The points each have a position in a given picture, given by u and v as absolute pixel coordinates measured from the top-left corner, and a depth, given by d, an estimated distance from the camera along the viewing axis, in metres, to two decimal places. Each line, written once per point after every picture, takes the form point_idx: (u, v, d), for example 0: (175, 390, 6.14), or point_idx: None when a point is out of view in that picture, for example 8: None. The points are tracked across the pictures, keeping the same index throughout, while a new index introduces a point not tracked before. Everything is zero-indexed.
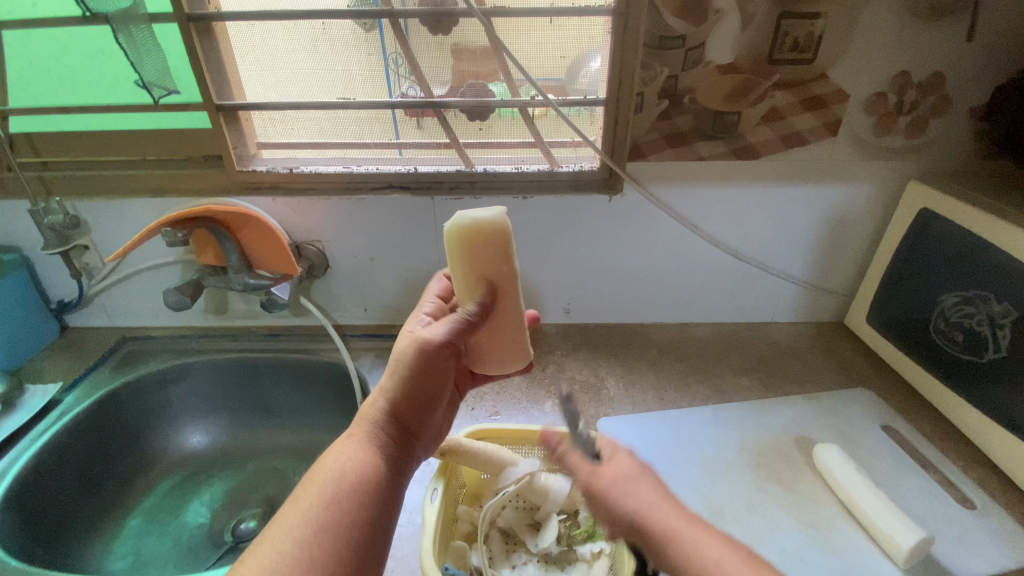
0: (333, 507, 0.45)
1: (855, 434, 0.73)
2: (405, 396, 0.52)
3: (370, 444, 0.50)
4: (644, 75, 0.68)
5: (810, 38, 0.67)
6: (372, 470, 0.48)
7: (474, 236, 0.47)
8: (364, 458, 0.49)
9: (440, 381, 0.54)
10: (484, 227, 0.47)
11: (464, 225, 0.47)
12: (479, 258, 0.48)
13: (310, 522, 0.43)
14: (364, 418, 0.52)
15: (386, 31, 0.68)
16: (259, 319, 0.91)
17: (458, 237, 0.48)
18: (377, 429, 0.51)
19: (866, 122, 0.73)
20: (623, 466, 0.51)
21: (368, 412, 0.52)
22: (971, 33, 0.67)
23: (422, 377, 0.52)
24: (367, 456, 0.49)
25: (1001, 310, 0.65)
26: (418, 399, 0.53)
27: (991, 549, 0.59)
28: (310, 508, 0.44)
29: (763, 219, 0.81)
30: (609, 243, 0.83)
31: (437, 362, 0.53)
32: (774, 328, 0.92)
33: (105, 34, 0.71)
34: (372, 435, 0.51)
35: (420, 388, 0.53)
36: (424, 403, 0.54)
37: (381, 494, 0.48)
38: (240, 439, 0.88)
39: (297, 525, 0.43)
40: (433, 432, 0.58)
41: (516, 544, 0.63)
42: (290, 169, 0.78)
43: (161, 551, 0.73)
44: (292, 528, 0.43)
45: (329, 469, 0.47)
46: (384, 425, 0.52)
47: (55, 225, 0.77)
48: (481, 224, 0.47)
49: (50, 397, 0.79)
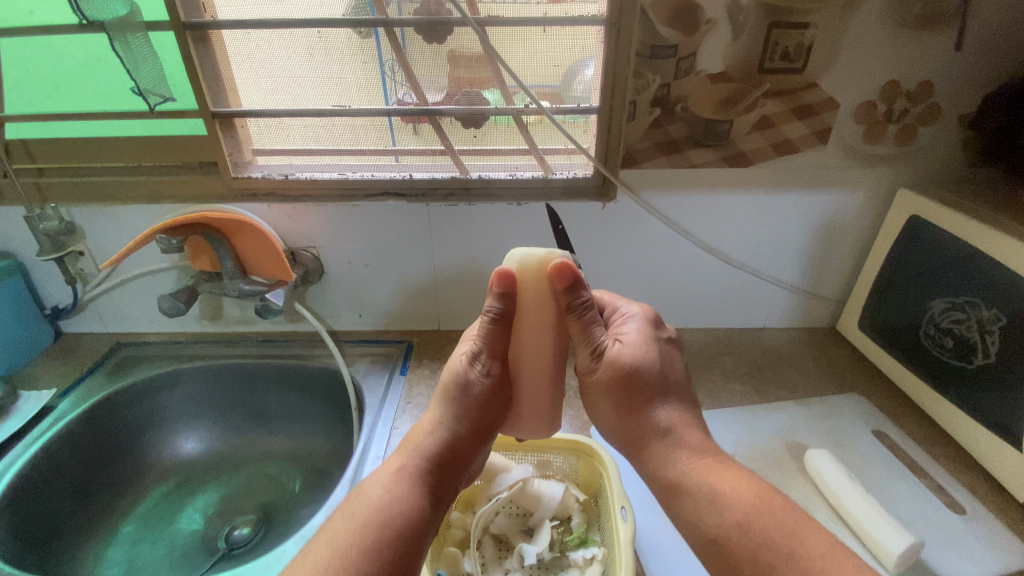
0: (367, 550, 0.44)
1: (847, 439, 0.74)
2: (452, 427, 0.54)
3: (413, 480, 0.50)
4: (636, 84, 0.69)
5: (800, 48, 0.68)
6: (413, 509, 0.48)
7: (512, 265, 0.50)
8: (408, 493, 0.49)
9: (488, 416, 0.55)
10: (530, 261, 0.50)
11: (520, 256, 0.51)
12: (523, 291, 0.50)
13: (343, 557, 0.43)
14: (414, 448, 0.53)
15: (382, 39, 0.69)
16: (255, 324, 0.91)
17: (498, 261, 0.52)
18: (423, 460, 0.52)
19: (856, 131, 0.74)
20: (630, 345, 0.53)
21: (419, 443, 0.54)
22: (959, 43, 0.68)
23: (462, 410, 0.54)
24: (408, 497, 0.48)
25: (990, 316, 0.66)
26: (466, 436, 0.54)
27: (981, 553, 0.59)
28: (341, 543, 0.45)
29: (755, 227, 0.81)
30: (603, 250, 0.83)
31: (482, 397, 0.53)
32: (767, 334, 0.92)
33: (101, 41, 0.71)
34: (417, 480, 0.50)
35: (467, 424, 0.54)
36: (469, 439, 0.54)
37: (419, 539, 0.47)
38: (235, 446, 0.88)
39: (329, 562, 0.43)
40: (476, 467, 0.59)
41: (508, 551, 0.63)
42: (285, 176, 0.78)
43: (155, 557, 0.73)
44: (323, 567, 0.43)
45: (368, 502, 0.48)
46: (432, 457, 0.53)
47: (50, 230, 0.77)
48: (529, 260, 0.50)
49: (44, 402, 0.79)
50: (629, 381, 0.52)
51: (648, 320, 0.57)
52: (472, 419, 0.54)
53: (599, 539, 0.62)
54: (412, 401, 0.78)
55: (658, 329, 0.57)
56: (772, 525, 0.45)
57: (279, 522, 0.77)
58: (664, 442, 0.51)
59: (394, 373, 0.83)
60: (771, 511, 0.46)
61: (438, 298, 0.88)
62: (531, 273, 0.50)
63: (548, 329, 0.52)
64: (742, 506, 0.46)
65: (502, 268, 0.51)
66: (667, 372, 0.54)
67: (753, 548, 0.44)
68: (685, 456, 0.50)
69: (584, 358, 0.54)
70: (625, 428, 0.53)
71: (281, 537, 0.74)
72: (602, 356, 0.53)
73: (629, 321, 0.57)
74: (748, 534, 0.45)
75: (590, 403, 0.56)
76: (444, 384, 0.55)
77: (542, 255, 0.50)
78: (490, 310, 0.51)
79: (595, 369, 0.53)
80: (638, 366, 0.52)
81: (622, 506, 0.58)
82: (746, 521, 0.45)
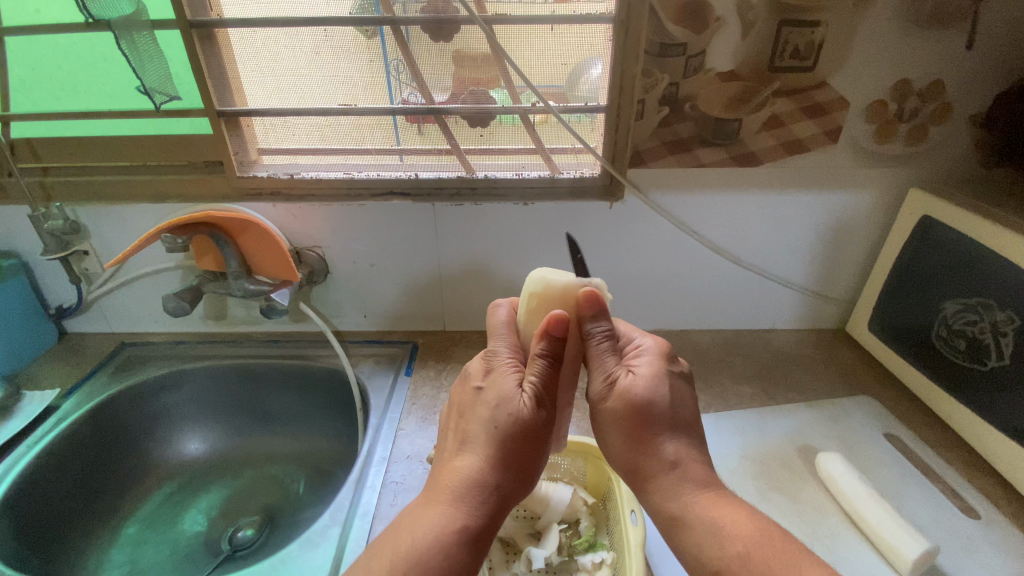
0: None
1: (859, 442, 0.73)
2: (502, 473, 0.47)
3: (461, 539, 0.44)
4: (644, 82, 0.68)
5: (811, 46, 0.67)
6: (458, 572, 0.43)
7: (552, 289, 0.52)
8: (457, 555, 0.44)
9: (538, 458, 0.50)
10: (576, 287, 0.53)
11: (566, 283, 0.52)
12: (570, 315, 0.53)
13: None
14: (461, 497, 0.46)
15: (388, 38, 0.68)
16: (259, 324, 0.91)
17: (537, 285, 0.53)
18: (471, 513, 0.46)
19: (867, 130, 0.73)
20: (642, 379, 0.51)
21: (466, 494, 0.46)
22: (971, 41, 0.67)
23: (515, 455, 0.48)
24: (452, 557, 0.43)
25: (1004, 318, 0.65)
26: (516, 483, 0.48)
27: (994, 560, 0.58)
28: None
29: (765, 227, 0.81)
30: (610, 250, 0.83)
31: (537, 439, 0.48)
32: (775, 335, 0.91)
33: (107, 40, 0.71)
34: (467, 538, 0.45)
35: (518, 469, 0.48)
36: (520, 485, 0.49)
37: None
38: (240, 446, 0.88)
39: None
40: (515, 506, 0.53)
41: (516, 554, 0.62)
42: (291, 175, 0.78)
43: (158, 558, 0.73)
44: None
45: (408, 553, 0.43)
46: (481, 508, 0.46)
47: (55, 230, 0.77)
48: (574, 286, 0.53)
49: (47, 403, 0.79)
50: (638, 416, 0.50)
51: (661, 355, 0.55)
52: (521, 463, 0.48)
53: (607, 543, 0.62)
54: (417, 402, 0.77)
55: (671, 364, 0.54)
56: (770, 554, 0.44)
57: (284, 524, 0.76)
58: (670, 473, 0.49)
59: (399, 374, 0.83)
60: (769, 543, 0.45)
61: (443, 298, 0.88)
62: (568, 300, 0.52)
63: (574, 356, 0.55)
64: (741, 538, 0.45)
65: (553, 295, 0.52)
66: (679, 403, 0.51)
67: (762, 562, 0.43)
68: (699, 470, 0.49)
69: (597, 383, 0.52)
70: (630, 452, 0.51)
71: (284, 541, 0.73)
72: (614, 385, 0.51)
73: (642, 355, 0.54)
74: (749, 558, 0.44)
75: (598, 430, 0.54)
76: (497, 427, 0.48)
77: (578, 283, 0.53)
78: (548, 350, 0.50)
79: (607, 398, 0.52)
80: (647, 403, 0.50)
81: (632, 509, 0.58)
82: (743, 554, 0.44)
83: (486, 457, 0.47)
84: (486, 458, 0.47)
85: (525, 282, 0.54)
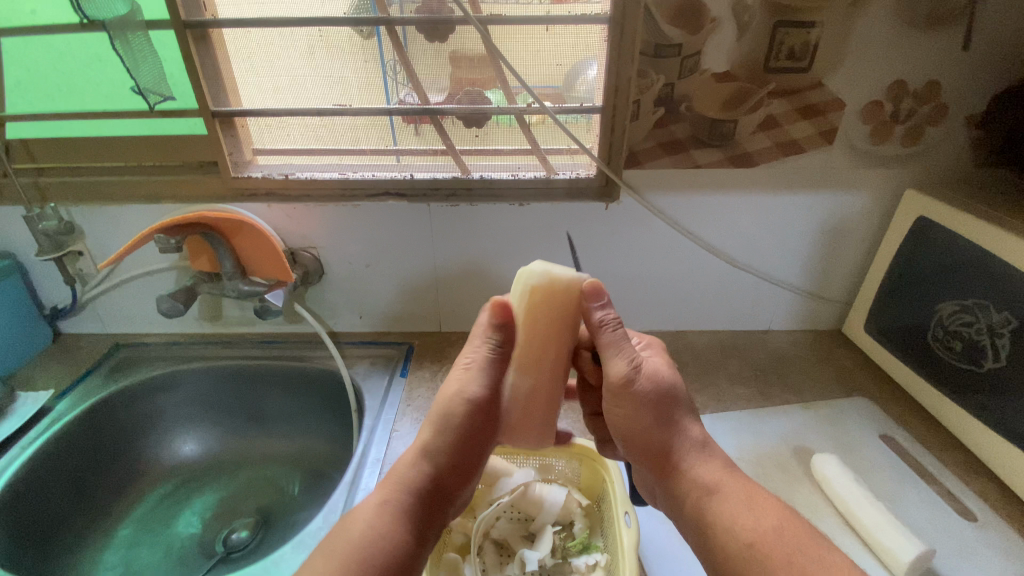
0: None
1: (855, 443, 0.73)
2: (439, 456, 0.51)
3: (397, 514, 0.47)
4: (640, 83, 0.68)
5: (806, 47, 0.67)
6: (397, 546, 0.45)
7: (551, 281, 0.49)
8: (397, 532, 0.46)
9: (479, 447, 0.53)
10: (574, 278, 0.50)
11: (564, 273, 0.49)
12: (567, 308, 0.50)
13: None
14: (399, 478, 0.49)
15: (384, 39, 0.68)
16: (254, 326, 0.91)
17: (534, 275, 0.49)
18: (407, 492, 0.49)
19: (863, 130, 0.73)
20: (659, 364, 0.54)
21: (405, 474, 0.49)
22: (967, 42, 0.67)
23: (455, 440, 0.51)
24: (390, 532, 0.46)
25: (1000, 319, 0.64)
26: (455, 467, 0.51)
27: (991, 562, 0.58)
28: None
29: (761, 228, 0.80)
30: (606, 251, 0.82)
31: (477, 427, 0.52)
32: (772, 336, 0.91)
33: (101, 40, 0.71)
34: (404, 516, 0.47)
35: (456, 454, 0.51)
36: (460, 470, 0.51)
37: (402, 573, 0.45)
38: (234, 448, 0.87)
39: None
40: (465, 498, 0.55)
41: (510, 556, 0.62)
42: (286, 176, 0.78)
43: (151, 561, 0.72)
44: None
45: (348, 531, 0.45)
46: (418, 488, 0.49)
47: (49, 230, 0.77)
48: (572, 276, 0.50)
49: (41, 404, 0.78)
50: (664, 399, 0.51)
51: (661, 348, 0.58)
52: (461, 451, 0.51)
53: (602, 545, 0.61)
54: (412, 403, 0.77)
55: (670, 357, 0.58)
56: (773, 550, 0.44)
57: (278, 526, 0.76)
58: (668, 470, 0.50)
59: (395, 375, 0.83)
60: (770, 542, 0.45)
61: (440, 298, 0.87)
62: (573, 293, 0.49)
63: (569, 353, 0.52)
64: (742, 535, 0.45)
65: (551, 286, 0.49)
66: (689, 395, 0.54)
67: (763, 562, 0.43)
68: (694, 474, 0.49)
69: (620, 367, 0.51)
70: None
71: (278, 543, 0.73)
72: (639, 367, 0.51)
73: (646, 348, 0.57)
74: (751, 555, 0.44)
75: (618, 419, 0.53)
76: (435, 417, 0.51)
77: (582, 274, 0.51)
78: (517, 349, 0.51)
79: (634, 382, 0.51)
80: (672, 386, 0.52)
81: (626, 512, 0.57)
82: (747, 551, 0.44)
83: (426, 442, 0.51)
84: (426, 443, 0.51)
85: (521, 273, 0.50)
